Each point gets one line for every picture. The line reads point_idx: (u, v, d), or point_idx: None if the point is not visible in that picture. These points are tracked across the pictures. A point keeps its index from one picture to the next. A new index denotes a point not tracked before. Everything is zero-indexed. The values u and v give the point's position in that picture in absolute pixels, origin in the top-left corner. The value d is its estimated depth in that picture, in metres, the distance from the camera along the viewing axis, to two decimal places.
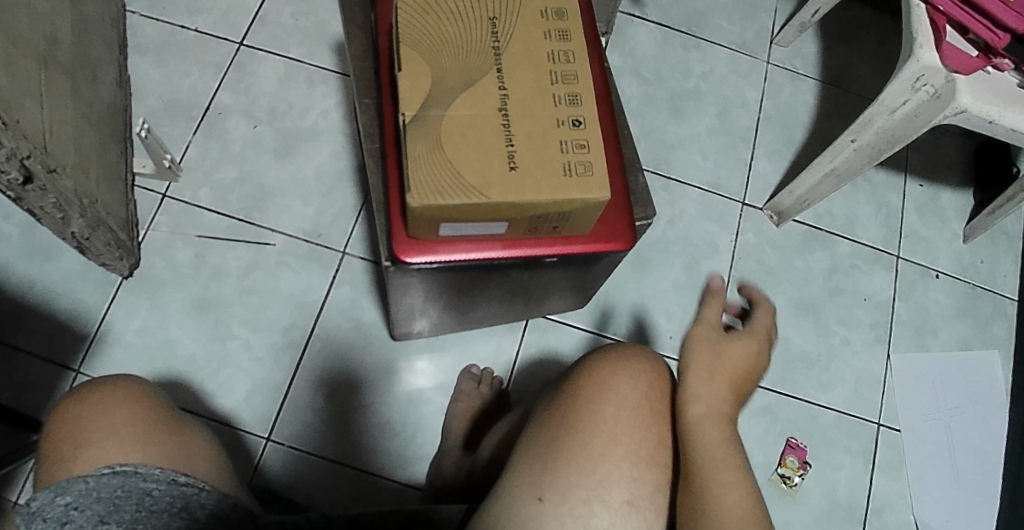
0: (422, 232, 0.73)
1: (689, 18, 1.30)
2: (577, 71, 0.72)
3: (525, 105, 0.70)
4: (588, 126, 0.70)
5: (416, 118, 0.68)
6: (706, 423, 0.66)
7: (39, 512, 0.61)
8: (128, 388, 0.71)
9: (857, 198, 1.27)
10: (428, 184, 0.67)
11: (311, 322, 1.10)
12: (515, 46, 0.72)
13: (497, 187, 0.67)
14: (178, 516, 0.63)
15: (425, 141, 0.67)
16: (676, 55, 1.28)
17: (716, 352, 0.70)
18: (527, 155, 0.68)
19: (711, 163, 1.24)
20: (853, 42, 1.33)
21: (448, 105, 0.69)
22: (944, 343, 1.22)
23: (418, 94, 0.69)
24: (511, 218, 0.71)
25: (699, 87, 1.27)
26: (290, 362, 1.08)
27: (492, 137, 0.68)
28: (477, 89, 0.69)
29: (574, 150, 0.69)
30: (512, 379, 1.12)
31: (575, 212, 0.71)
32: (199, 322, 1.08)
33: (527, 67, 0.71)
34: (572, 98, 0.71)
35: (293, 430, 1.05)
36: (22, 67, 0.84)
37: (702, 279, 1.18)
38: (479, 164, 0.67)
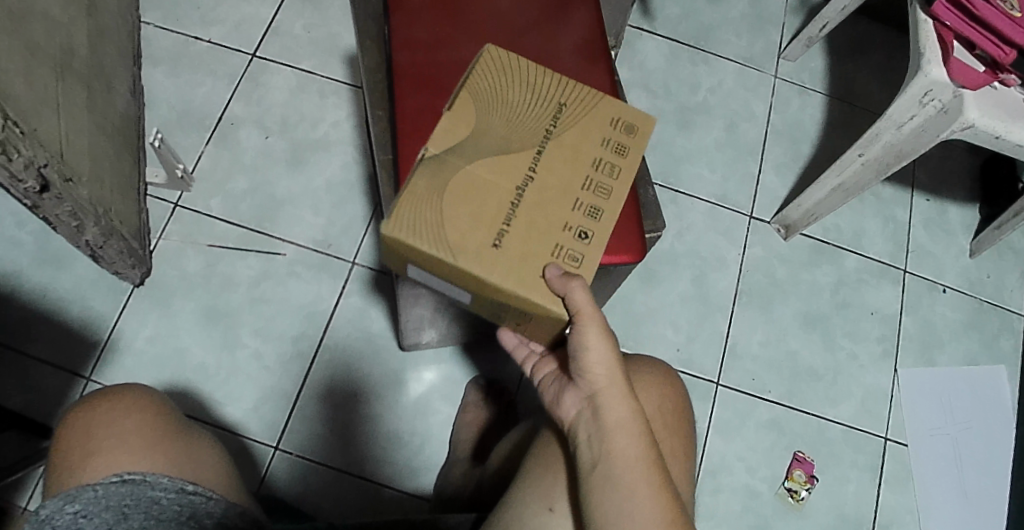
0: (388, 261, 0.69)
1: (698, 31, 1.31)
2: (613, 189, 0.69)
3: (544, 196, 0.67)
4: (595, 244, 0.67)
5: (434, 157, 0.66)
6: (620, 429, 0.62)
7: (48, 520, 0.61)
8: (135, 396, 0.71)
9: (865, 212, 1.27)
10: (406, 221, 0.63)
11: (320, 331, 1.11)
12: (563, 138, 0.70)
13: (468, 259, 0.63)
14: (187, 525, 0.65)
15: (429, 179, 0.65)
16: (684, 69, 1.29)
17: (614, 345, 0.64)
18: (517, 240, 0.65)
19: (719, 176, 1.24)
20: (861, 57, 1.34)
21: (471, 160, 0.66)
22: (951, 357, 1.22)
23: (451, 136, 0.67)
24: (476, 294, 0.67)
25: (707, 101, 1.28)
26: (298, 372, 1.08)
27: (495, 208, 0.65)
28: (507, 160, 0.67)
29: (565, 260, 0.65)
30: (522, 390, 1.12)
31: (537, 317, 0.66)
32: (209, 330, 1.09)
33: (564, 161, 0.69)
34: (592, 212, 0.67)
35: (301, 439, 1.06)
36: (40, 77, 0.85)
37: (710, 291, 1.19)
38: (467, 226, 0.64)
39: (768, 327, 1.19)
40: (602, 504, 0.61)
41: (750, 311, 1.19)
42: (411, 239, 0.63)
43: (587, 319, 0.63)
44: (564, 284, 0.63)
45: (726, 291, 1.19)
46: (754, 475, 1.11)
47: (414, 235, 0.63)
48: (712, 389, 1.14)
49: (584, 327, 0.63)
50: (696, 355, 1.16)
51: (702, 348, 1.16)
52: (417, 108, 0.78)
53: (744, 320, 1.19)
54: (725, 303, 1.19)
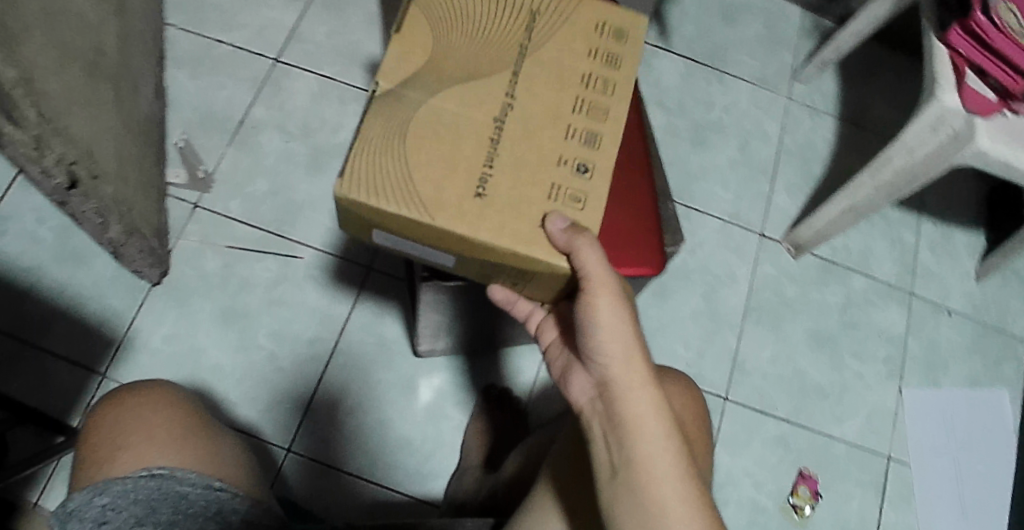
0: (348, 231, 0.62)
1: (715, 50, 1.33)
2: (609, 108, 0.64)
3: (529, 129, 0.62)
4: (597, 179, 0.62)
5: (387, 95, 0.60)
6: (640, 425, 0.61)
7: (77, 512, 0.64)
8: (161, 392, 0.72)
9: (873, 234, 1.29)
10: (365, 178, 0.57)
11: (335, 335, 1.11)
12: (540, 57, 0.64)
13: (450, 215, 0.58)
14: (212, 521, 0.66)
15: (387, 124, 0.59)
16: (700, 87, 1.30)
17: (629, 325, 0.63)
18: (502, 184, 0.60)
19: (732, 194, 1.26)
20: (872, 81, 1.36)
21: (434, 93, 0.60)
22: (954, 379, 1.24)
23: (406, 67, 0.60)
24: (461, 257, 0.61)
25: (721, 120, 1.29)
26: (313, 376, 1.09)
27: (470, 149, 0.60)
28: (477, 86, 0.62)
29: (563, 202, 0.61)
30: (532, 400, 1.14)
31: (539, 274, 0.62)
32: (225, 331, 1.09)
33: (546, 82, 0.63)
34: (589, 139, 0.63)
35: (314, 442, 1.07)
36: (71, 76, 0.86)
37: (720, 307, 1.20)
38: (443, 177, 0.59)
39: (776, 344, 1.20)
40: (624, 511, 0.60)
41: (759, 328, 1.21)
42: (373, 199, 0.56)
43: (599, 284, 0.60)
44: (568, 240, 0.58)
45: (736, 307, 1.21)
46: (761, 490, 1.13)
47: (376, 193, 0.57)
48: (721, 404, 1.16)
49: (595, 308, 0.61)
50: (706, 370, 1.17)
51: (712, 363, 1.18)
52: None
53: (753, 337, 1.20)
54: (735, 319, 1.20)
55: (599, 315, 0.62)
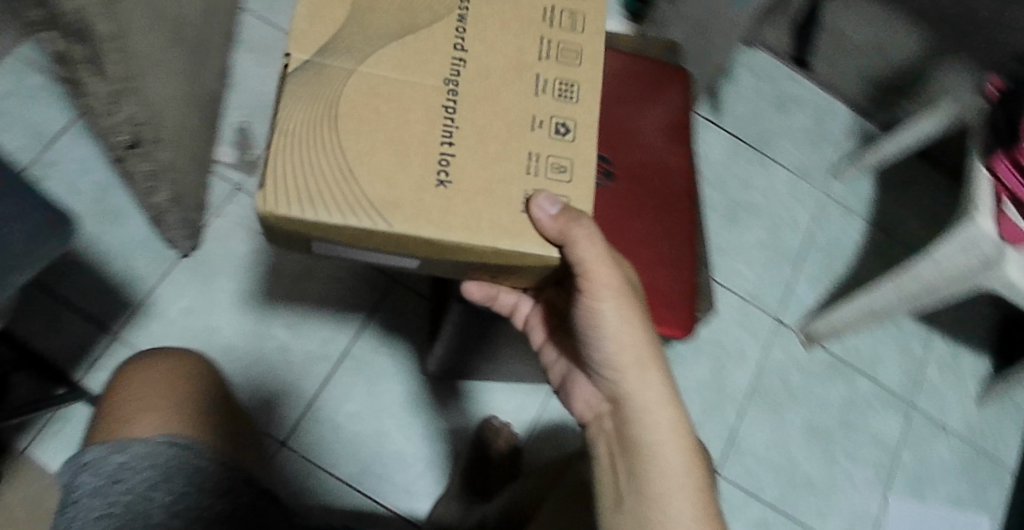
0: (283, 248, 0.59)
1: (762, 134, 1.36)
2: (583, 49, 0.64)
3: (488, 109, 0.60)
4: (580, 139, 0.62)
5: (305, 68, 0.57)
6: (655, 434, 0.66)
7: (94, 466, 0.65)
8: (188, 370, 0.75)
9: (883, 339, 1.31)
10: (291, 191, 0.54)
11: (350, 340, 1.12)
12: (487, 16, 0.62)
13: (407, 209, 0.56)
14: (222, 497, 0.66)
15: (308, 109, 0.56)
16: (742, 167, 1.34)
17: (637, 330, 0.66)
18: (468, 171, 0.58)
19: (755, 275, 1.28)
20: (907, 192, 1.40)
21: (362, 62, 0.59)
22: (940, 496, 1.25)
23: (322, 34, 0.58)
24: (424, 259, 0.59)
25: (757, 202, 1.32)
26: (318, 380, 1.09)
27: (421, 127, 0.58)
28: (408, 59, 0.59)
29: (548, 171, 0.60)
30: (529, 440, 1.14)
31: (521, 269, 0.61)
32: (243, 315, 1.10)
33: (500, 47, 0.62)
34: (566, 92, 0.62)
35: (309, 440, 1.07)
36: (157, 42, 0.88)
37: (726, 383, 1.22)
38: (389, 167, 0.57)
39: (774, 430, 1.22)
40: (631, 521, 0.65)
41: (759, 411, 1.22)
42: (304, 211, 0.54)
43: (602, 287, 0.63)
44: (561, 230, 0.57)
45: (741, 386, 1.22)
46: None
47: (304, 203, 0.54)
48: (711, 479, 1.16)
49: (597, 305, 0.64)
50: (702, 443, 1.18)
51: (709, 437, 1.18)
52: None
53: (753, 418, 1.21)
54: (738, 397, 1.22)
55: (602, 312, 0.65)
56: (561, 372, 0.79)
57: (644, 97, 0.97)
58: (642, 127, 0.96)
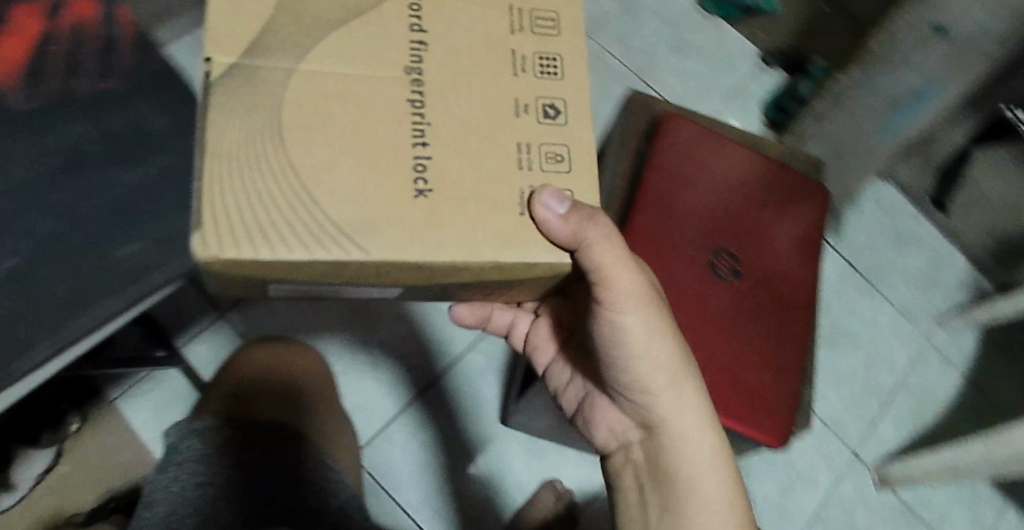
0: (234, 294, 0.56)
1: (876, 265, 1.36)
2: (557, 18, 0.61)
3: (461, 117, 0.57)
4: (572, 122, 0.60)
5: (230, 73, 0.53)
6: (688, 449, 0.70)
7: (197, 432, 0.84)
8: (287, 357, 1.01)
9: (958, 500, 1.27)
10: (233, 230, 0.51)
11: (438, 371, 1.12)
12: (448, 7, 0.59)
13: (383, 231, 0.53)
14: (295, 469, 0.86)
15: (245, 125, 0.52)
16: (849, 292, 1.33)
17: (665, 343, 0.67)
18: (444, 180, 0.55)
19: (841, 403, 1.26)
20: (1010, 357, 1.37)
21: (299, 60, 0.55)
22: None
23: (245, 36, 0.54)
24: (411, 285, 0.57)
25: (857, 330, 1.31)
26: (394, 407, 1.09)
27: (387, 131, 0.55)
28: (360, 59, 0.56)
29: (542, 162, 0.58)
30: (590, 513, 1.11)
31: (530, 279, 0.59)
32: (344, 323, 1.11)
33: (465, 48, 0.58)
34: (549, 67, 0.60)
35: (378, 459, 1.07)
36: None
37: (791, 504, 1.19)
38: (361, 182, 0.54)
39: None
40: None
41: None
42: (254, 252, 0.50)
43: (633, 299, 0.64)
44: (575, 226, 0.55)
45: (805, 511, 1.20)
46: None
47: (251, 239, 0.51)
48: None
49: (624, 324, 0.65)
50: None
51: None
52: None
53: None
54: (801, 522, 1.19)
55: (626, 328, 0.66)
56: (576, 393, 0.80)
57: (779, 208, 0.99)
58: (772, 237, 0.97)
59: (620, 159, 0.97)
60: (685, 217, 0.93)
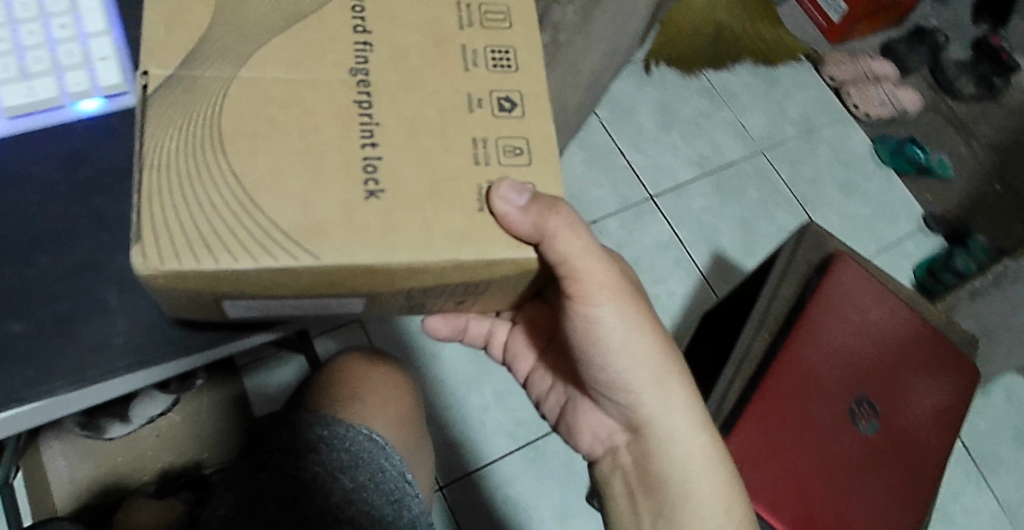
0: (192, 318, 0.49)
1: (988, 454, 1.31)
2: (509, 10, 0.54)
3: (417, 118, 0.49)
4: (529, 110, 0.52)
5: (172, 82, 0.47)
6: (679, 452, 0.65)
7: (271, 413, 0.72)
8: (363, 375, 0.75)
9: None
10: (177, 244, 0.44)
11: (541, 430, 1.10)
12: (394, 10, 0.52)
13: (336, 235, 0.46)
14: (320, 467, 0.64)
15: (185, 129, 0.46)
16: (957, 475, 1.28)
17: (647, 341, 0.62)
18: (397, 183, 0.47)
19: None
20: None
21: (246, 63, 0.48)
22: None
23: (191, 38, 0.48)
24: (374, 294, 0.50)
25: (957, 516, 1.26)
26: (501, 448, 1.08)
27: (334, 133, 0.48)
28: (299, 51, 0.49)
29: (501, 157, 0.50)
30: None
31: (495, 281, 0.51)
32: (470, 357, 1.11)
33: (412, 42, 0.51)
34: (502, 60, 0.52)
35: (460, 496, 1.04)
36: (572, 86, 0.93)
37: None
38: (304, 184, 0.46)
39: None
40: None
41: None
42: (196, 262, 0.43)
43: (607, 295, 0.58)
44: (538, 219, 0.48)
45: None
46: None
47: (195, 250, 0.44)
48: None
49: (599, 322, 0.59)
50: None
51: None
52: (782, 391, 0.89)
53: None
54: None
55: (601, 322, 0.59)
56: (559, 399, 0.75)
57: (929, 376, 0.97)
58: (918, 393, 0.96)
59: (790, 281, 0.97)
60: (836, 356, 0.93)
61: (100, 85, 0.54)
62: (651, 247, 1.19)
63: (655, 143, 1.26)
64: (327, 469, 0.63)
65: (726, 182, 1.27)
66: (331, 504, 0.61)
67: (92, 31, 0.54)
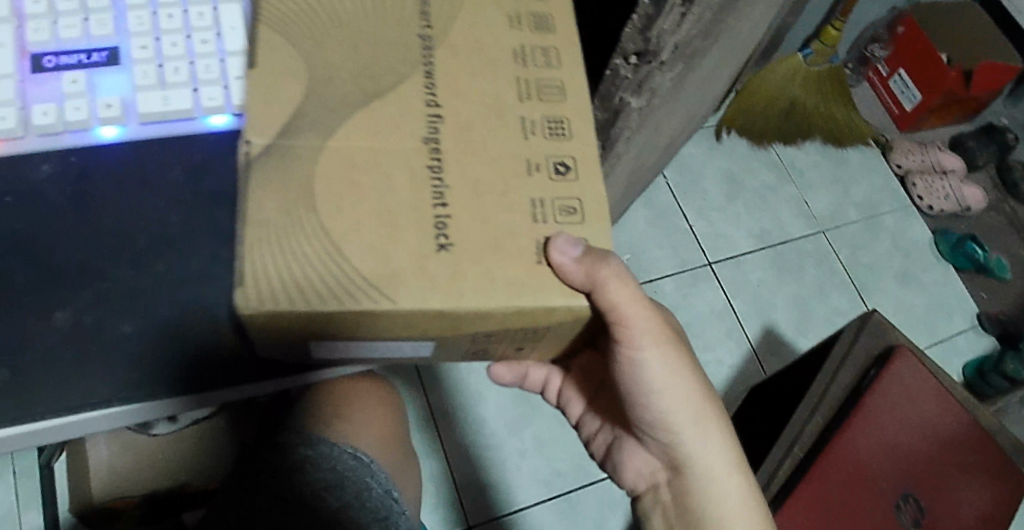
0: (279, 353, 0.50)
1: None
2: (563, 81, 0.53)
3: (493, 180, 0.49)
4: (583, 175, 0.51)
5: (268, 152, 0.46)
6: (720, 497, 0.65)
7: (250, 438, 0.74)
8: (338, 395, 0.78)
9: None
10: (273, 284, 0.44)
11: (576, 485, 1.09)
12: (462, 85, 0.51)
13: (410, 282, 0.46)
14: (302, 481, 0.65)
15: (281, 193, 0.46)
16: None
17: (684, 379, 0.62)
18: (468, 238, 0.47)
19: None
20: None
21: (330, 133, 0.48)
22: None
23: (281, 111, 0.48)
24: (443, 337, 0.49)
25: None
26: (534, 496, 1.07)
27: (409, 192, 0.47)
28: (380, 110, 0.49)
29: (557, 217, 0.49)
30: None
31: (551, 329, 0.50)
32: (513, 402, 1.11)
33: (482, 102, 0.51)
34: (558, 129, 0.51)
35: None
36: (646, 153, 0.97)
37: None
38: (380, 234, 0.46)
39: None
40: None
41: None
42: (288, 307, 0.44)
43: (651, 334, 0.57)
44: (591, 273, 0.47)
45: None
46: None
47: (290, 297, 0.44)
48: None
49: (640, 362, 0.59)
50: None
51: None
52: (825, 478, 0.89)
53: None
54: None
55: (643, 362, 0.59)
56: (604, 438, 0.74)
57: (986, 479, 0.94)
58: (969, 488, 0.93)
59: (848, 369, 0.95)
60: (886, 449, 0.92)
61: (231, 103, 0.56)
62: (704, 313, 1.21)
63: (719, 212, 1.30)
64: (316, 488, 0.65)
65: (787, 259, 1.30)
66: (322, 517, 0.62)
67: (230, 49, 0.56)
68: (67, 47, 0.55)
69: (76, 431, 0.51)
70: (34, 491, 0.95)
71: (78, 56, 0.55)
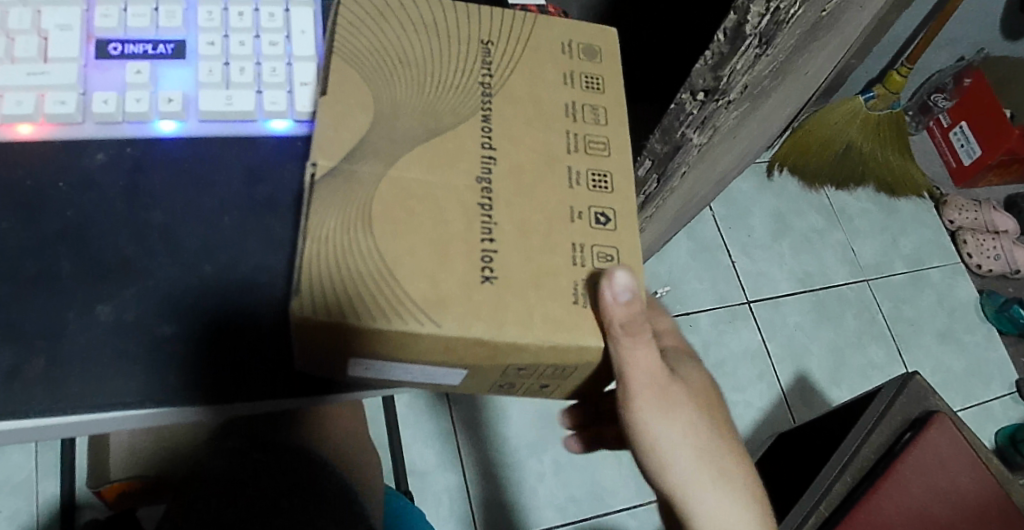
0: (316, 372, 0.48)
1: None
2: (610, 138, 0.50)
3: (542, 220, 0.47)
4: (624, 227, 0.48)
5: (333, 176, 0.45)
6: None
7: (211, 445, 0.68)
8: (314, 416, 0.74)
9: None
10: (327, 288, 0.42)
11: (591, 514, 1.07)
12: (512, 129, 0.49)
13: (454, 309, 0.43)
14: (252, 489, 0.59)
15: (342, 210, 0.44)
16: None
17: (699, 439, 0.55)
18: (516, 275, 0.45)
19: None
20: None
21: (390, 163, 0.46)
22: None
23: (349, 137, 0.46)
24: (477, 367, 0.46)
25: None
26: (547, 520, 1.05)
27: (460, 225, 0.45)
28: (439, 146, 0.47)
29: (595, 263, 0.47)
30: None
31: (580, 369, 0.47)
32: (536, 422, 1.10)
33: (538, 141, 0.49)
34: (601, 183, 0.49)
35: None
36: (699, 187, 0.96)
37: None
38: (430, 261, 0.44)
39: None
40: None
41: None
42: (336, 316, 0.42)
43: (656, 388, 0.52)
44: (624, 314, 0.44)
45: None
46: None
47: (339, 307, 0.42)
48: None
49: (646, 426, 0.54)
50: None
51: None
52: None
53: None
54: None
55: (652, 429, 0.54)
56: None
57: None
58: None
59: (883, 430, 0.90)
60: (914, 516, 0.86)
61: (295, 109, 0.55)
62: (738, 352, 1.19)
63: (764, 250, 1.28)
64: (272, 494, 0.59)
65: (827, 304, 1.27)
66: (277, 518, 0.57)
67: (298, 54, 0.56)
68: (133, 36, 0.55)
69: (99, 427, 0.49)
70: (53, 462, 0.95)
71: (145, 46, 0.55)
